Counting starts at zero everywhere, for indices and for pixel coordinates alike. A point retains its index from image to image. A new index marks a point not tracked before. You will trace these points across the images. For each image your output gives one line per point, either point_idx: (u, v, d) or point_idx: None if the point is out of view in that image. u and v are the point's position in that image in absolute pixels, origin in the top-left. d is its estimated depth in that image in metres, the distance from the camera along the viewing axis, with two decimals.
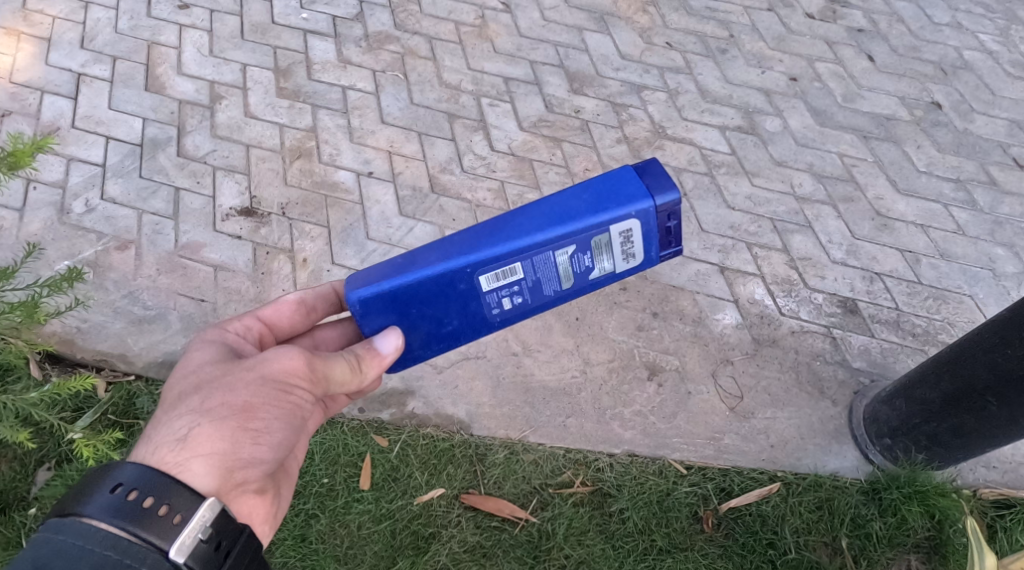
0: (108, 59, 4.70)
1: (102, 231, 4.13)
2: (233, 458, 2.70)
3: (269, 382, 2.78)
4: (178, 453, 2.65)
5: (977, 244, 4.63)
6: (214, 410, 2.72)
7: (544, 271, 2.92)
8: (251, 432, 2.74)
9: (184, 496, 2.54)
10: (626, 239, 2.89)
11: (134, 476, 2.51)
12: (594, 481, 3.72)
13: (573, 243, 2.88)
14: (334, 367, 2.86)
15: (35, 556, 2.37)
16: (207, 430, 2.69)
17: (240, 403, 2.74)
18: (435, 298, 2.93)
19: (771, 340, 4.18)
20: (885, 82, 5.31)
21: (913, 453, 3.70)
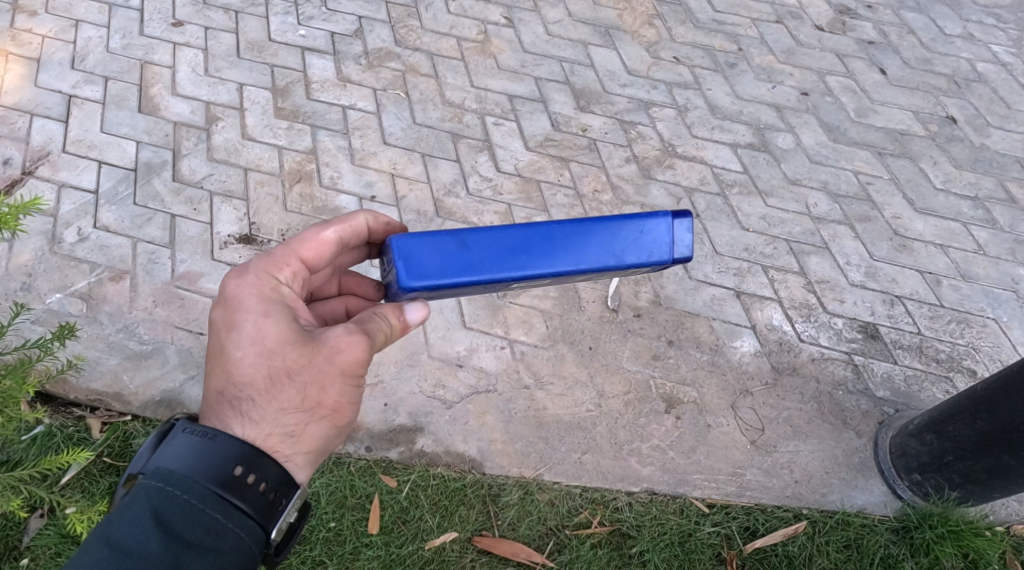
0: (100, 79, 4.52)
1: (96, 261, 3.95)
2: (321, 451, 2.72)
3: (352, 378, 2.67)
4: (281, 451, 2.62)
5: (999, 265, 4.49)
6: (309, 408, 2.65)
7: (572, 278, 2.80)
8: (337, 425, 2.72)
9: (288, 486, 2.58)
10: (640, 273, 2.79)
11: (246, 455, 2.52)
12: (613, 522, 3.59)
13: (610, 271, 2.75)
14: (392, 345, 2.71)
15: (153, 506, 2.37)
16: (304, 429, 2.65)
17: (331, 401, 2.67)
18: (469, 290, 2.75)
19: (791, 368, 4.02)
20: (898, 95, 5.15)
21: (946, 490, 3.62)
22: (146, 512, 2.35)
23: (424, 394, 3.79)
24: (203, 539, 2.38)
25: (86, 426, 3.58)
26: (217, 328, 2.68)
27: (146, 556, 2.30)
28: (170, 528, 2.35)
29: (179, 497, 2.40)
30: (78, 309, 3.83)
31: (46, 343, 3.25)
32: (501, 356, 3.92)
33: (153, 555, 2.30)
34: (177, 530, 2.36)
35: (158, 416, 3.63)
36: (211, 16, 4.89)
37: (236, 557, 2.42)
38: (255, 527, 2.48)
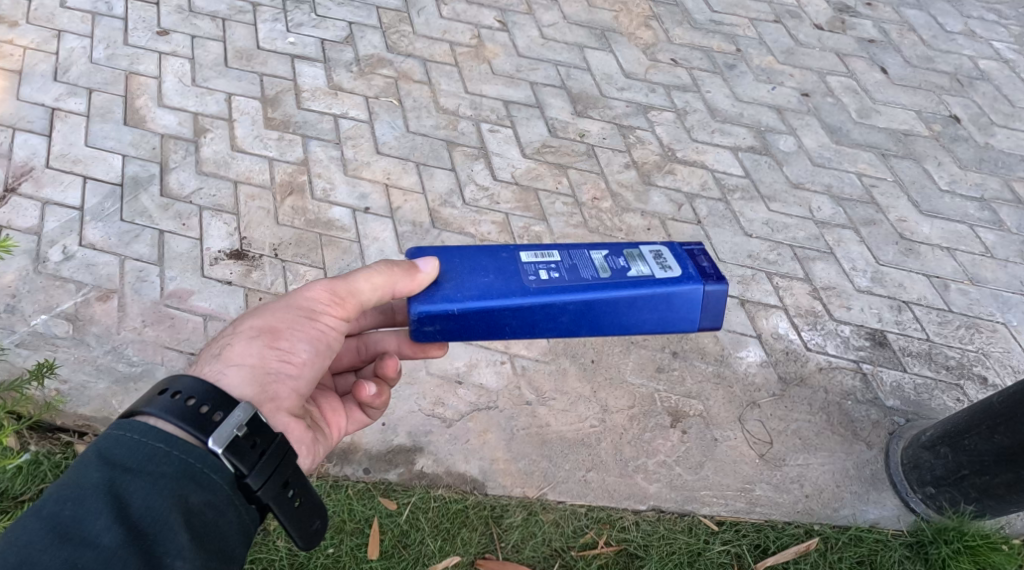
0: (84, 91, 4.40)
1: (82, 281, 3.84)
2: (265, 375, 2.52)
3: (293, 307, 2.61)
4: (211, 365, 2.49)
5: (1008, 267, 4.35)
6: (247, 331, 2.57)
7: (584, 262, 2.70)
8: (280, 350, 2.56)
9: (221, 398, 2.32)
10: (658, 256, 2.72)
11: (187, 385, 2.31)
12: (619, 541, 3.49)
13: (612, 249, 2.74)
14: (349, 282, 2.63)
15: (95, 443, 2.20)
16: (240, 347, 2.53)
17: (270, 324, 2.58)
18: (477, 258, 2.71)
19: (799, 378, 3.92)
20: (900, 95, 5.04)
21: (961, 504, 3.52)
22: (88, 448, 2.19)
23: (423, 413, 3.69)
24: (142, 465, 2.17)
25: (74, 452, 3.46)
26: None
27: (83, 484, 2.12)
28: (109, 459, 2.17)
29: (118, 432, 2.21)
30: (64, 331, 3.72)
31: (24, 380, 3.18)
32: (502, 371, 3.82)
33: (91, 483, 2.12)
34: (118, 459, 2.17)
35: None
36: (197, 25, 4.79)
37: (182, 481, 2.18)
38: (205, 451, 2.23)
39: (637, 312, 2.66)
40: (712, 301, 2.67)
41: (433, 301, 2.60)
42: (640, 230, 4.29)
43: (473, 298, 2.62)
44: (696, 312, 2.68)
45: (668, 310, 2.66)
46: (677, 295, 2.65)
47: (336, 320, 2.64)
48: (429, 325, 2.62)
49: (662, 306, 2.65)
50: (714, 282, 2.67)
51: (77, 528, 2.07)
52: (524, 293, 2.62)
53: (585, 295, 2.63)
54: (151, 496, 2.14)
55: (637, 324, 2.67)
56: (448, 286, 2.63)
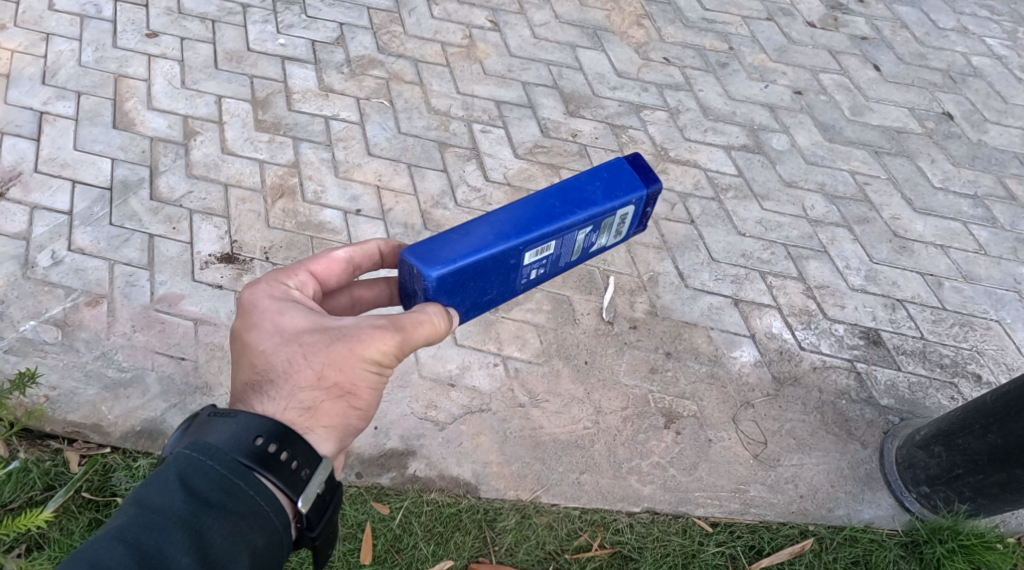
0: (73, 95, 4.38)
1: (71, 286, 3.82)
2: (343, 430, 2.58)
3: (368, 363, 2.52)
4: (298, 424, 2.50)
5: (1001, 265, 4.34)
6: (326, 385, 2.51)
7: (569, 247, 2.78)
8: (358, 408, 2.57)
9: (303, 451, 2.43)
10: (623, 219, 2.83)
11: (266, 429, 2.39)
12: (613, 544, 3.48)
13: (596, 222, 2.77)
14: (411, 330, 2.53)
15: (178, 470, 2.27)
16: (323, 405, 2.52)
17: (349, 384, 2.52)
18: (488, 277, 2.68)
19: (793, 378, 3.90)
20: (893, 92, 5.03)
21: (956, 503, 3.52)
22: (171, 475, 2.26)
23: (416, 416, 3.67)
24: (226, 506, 2.27)
25: (64, 459, 3.44)
26: (234, 328, 2.61)
27: (167, 514, 2.21)
28: (195, 492, 2.25)
29: (203, 464, 2.29)
30: (53, 337, 3.70)
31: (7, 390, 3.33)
32: (495, 374, 3.81)
33: (178, 514, 2.21)
34: (202, 494, 2.26)
35: (138, 447, 3.50)
36: (187, 26, 4.76)
37: (257, 525, 2.29)
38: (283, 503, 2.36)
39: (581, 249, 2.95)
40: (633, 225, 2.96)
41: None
42: None
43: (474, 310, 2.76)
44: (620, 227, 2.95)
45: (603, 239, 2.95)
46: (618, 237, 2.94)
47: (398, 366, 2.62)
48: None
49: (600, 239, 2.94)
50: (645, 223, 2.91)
51: (164, 560, 2.16)
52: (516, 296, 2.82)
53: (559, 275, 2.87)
54: (232, 535, 2.24)
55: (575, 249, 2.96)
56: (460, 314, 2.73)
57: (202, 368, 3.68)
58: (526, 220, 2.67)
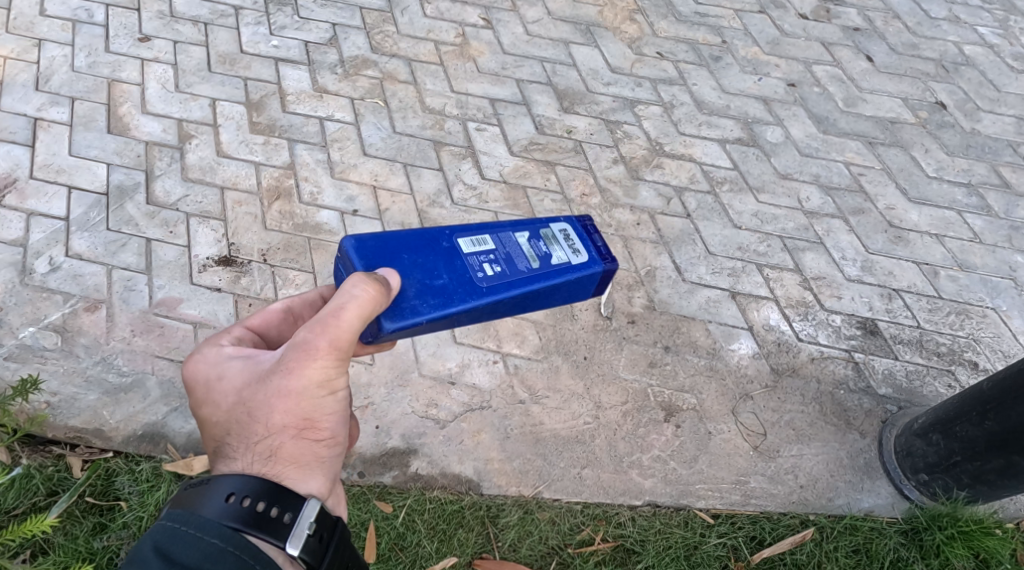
0: (66, 101, 4.38)
1: (69, 291, 3.83)
2: (321, 465, 2.60)
3: (312, 388, 2.53)
4: (270, 472, 2.52)
5: (996, 252, 4.36)
6: (281, 426, 2.54)
7: (514, 248, 2.85)
8: (321, 439, 2.59)
9: (274, 492, 2.43)
10: (570, 236, 2.93)
11: (237, 485, 2.41)
12: (615, 537, 3.50)
13: (532, 229, 2.89)
14: (342, 331, 2.50)
15: (154, 540, 2.29)
16: (287, 447, 2.55)
17: (301, 416, 2.55)
18: (423, 258, 2.73)
19: (791, 369, 3.92)
20: (886, 83, 5.04)
21: (955, 490, 3.54)
22: (147, 548, 2.28)
23: (416, 415, 3.68)
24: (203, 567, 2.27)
25: (67, 465, 3.47)
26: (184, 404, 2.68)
27: None
28: (172, 558, 2.26)
29: (175, 526, 2.32)
30: (52, 343, 3.71)
31: (8, 397, 3.34)
32: (494, 371, 3.82)
33: None
34: (176, 557, 2.27)
35: (140, 451, 3.52)
36: (179, 30, 4.76)
37: None
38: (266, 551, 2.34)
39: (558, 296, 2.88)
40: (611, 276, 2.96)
41: (401, 316, 2.63)
42: (629, 226, 4.29)
43: (428, 297, 2.68)
44: (597, 287, 2.96)
45: (579, 289, 2.92)
46: (591, 278, 2.91)
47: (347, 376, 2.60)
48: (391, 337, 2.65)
49: (577, 286, 2.90)
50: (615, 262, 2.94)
51: None
52: (480, 296, 2.72)
53: (527, 288, 2.78)
54: None
55: (558, 304, 2.89)
56: (410, 293, 2.67)
57: None
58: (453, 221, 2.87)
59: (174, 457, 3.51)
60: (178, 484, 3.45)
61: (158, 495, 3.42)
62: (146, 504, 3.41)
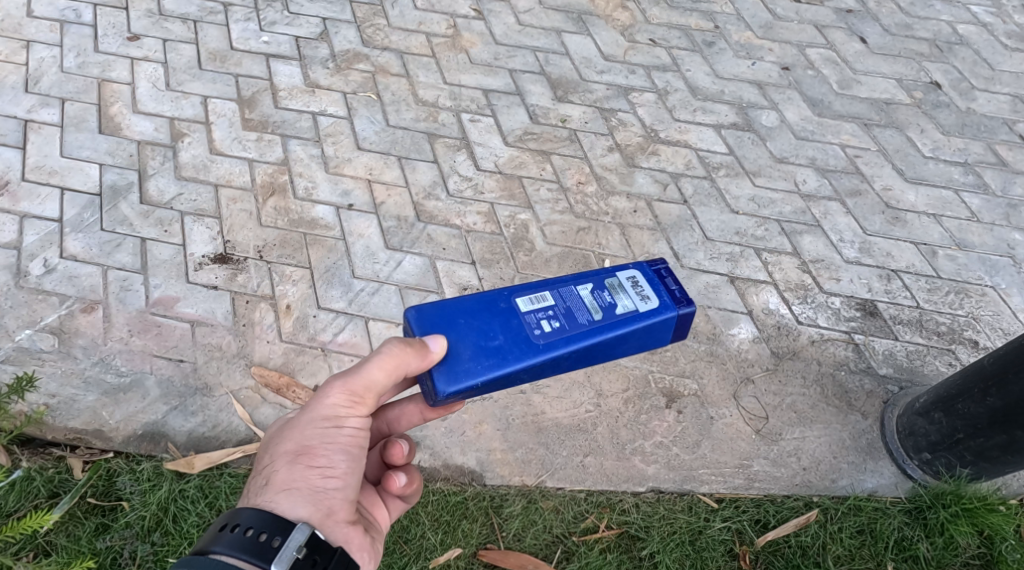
0: (56, 102, 4.36)
1: (65, 293, 3.81)
2: (315, 494, 2.59)
3: (318, 420, 2.66)
4: (262, 497, 2.57)
5: (994, 231, 4.35)
6: (281, 453, 2.64)
7: (577, 302, 2.80)
8: (318, 468, 2.62)
9: (279, 522, 2.50)
10: (636, 283, 2.85)
11: (247, 517, 2.49)
12: (620, 524, 3.51)
13: (596, 280, 2.84)
14: (361, 377, 2.66)
15: None
16: (282, 473, 2.61)
17: (301, 443, 2.64)
18: (481, 321, 2.73)
19: (791, 352, 3.91)
20: (880, 64, 5.02)
21: (958, 468, 3.54)
22: None
23: None
24: None
25: (67, 466, 3.48)
26: None
27: None
28: None
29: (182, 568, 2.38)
30: (50, 345, 3.70)
31: (4, 395, 3.34)
32: None
33: None
34: None
35: (141, 450, 3.52)
36: (168, 28, 4.74)
37: None
38: None
39: (626, 345, 2.81)
40: (687, 319, 2.85)
41: (456, 378, 2.66)
42: (626, 213, 4.27)
43: (484, 357, 2.69)
44: (675, 331, 2.86)
45: (652, 334, 2.83)
46: (664, 324, 2.82)
47: (360, 420, 2.69)
48: (453, 399, 2.69)
49: (651, 332, 2.82)
50: (689, 304, 2.84)
51: None
52: (536, 353, 2.71)
53: (586, 342, 2.74)
54: None
55: (633, 352, 2.83)
56: (465, 356, 2.69)
57: (201, 369, 3.69)
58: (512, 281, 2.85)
59: (175, 455, 3.51)
60: (179, 483, 3.45)
61: (160, 495, 3.42)
62: (149, 503, 3.41)
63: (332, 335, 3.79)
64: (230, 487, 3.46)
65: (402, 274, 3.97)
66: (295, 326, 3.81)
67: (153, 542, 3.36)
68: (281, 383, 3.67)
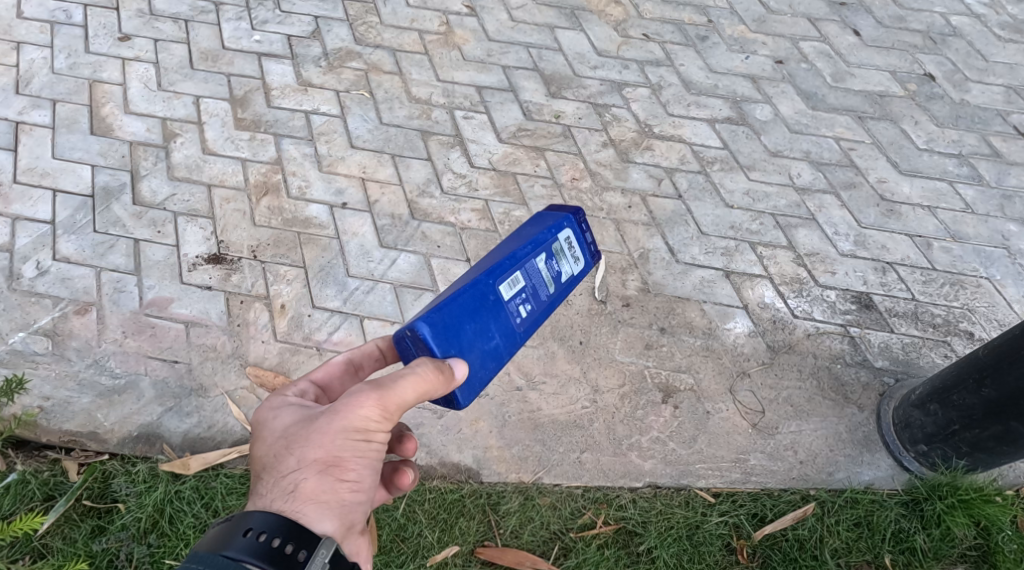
0: (48, 103, 4.35)
1: (58, 295, 3.80)
2: (341, 507, 2.61)
3: (349, 432, 2.61)
4: (288, 506, 2.56)
5: (988, 222, 4.34)
6: (309, 461, 2.60)
7: (537, 277, 3.01)
8: (346, 483, 2.62)
9: (296, 532, 2.50)
10: (569, 243, 3.11)
11: (259, 520, 2.49)
12: (617, 520, 3.51)
13: (546, 249, 3.03)
14: (396, 396, 2.60)
15: None
16: (309, 484, 2.59)
17: (330, 455, 2.61)
18: (480, 320, 2.83)
19: (787, 346, 3.90)
20: (874, 56, 5.01)
21: (954, 459, 3.54)
22: None
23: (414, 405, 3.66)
24: None
25: (62, 469, 3.47)
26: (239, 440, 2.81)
27: None
28: None
29: None
30: (44, 347, 3.69)
31: None
32: None
33: None
34: None
35: (136, 452, 3.52)
36: (160, 28, 4.73)
37: None
38: None
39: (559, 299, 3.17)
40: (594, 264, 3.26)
41: (474, 387, 2.80)
42: (620, 208, 4.26)
43: (487, 356, 2.84)
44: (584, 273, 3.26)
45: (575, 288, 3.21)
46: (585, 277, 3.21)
47: (388, 432, 2.66)
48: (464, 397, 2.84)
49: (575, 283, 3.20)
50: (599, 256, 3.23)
51: None
52: (521, 338, 2.94)
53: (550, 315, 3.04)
54: None
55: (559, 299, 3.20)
56: (477, 363, 2.81)
57: (196, 370, 3.69)
58: (489, 265, 2.90)
59: (171, 457, 3.51)
60: (175, 484, 3.44)
61: (156, 496, 3.41)
62: (144, 505, 3.41)
63: (327, 334, 3.79)
64: (226, 487, 3.45)
65: (396, 272, 3.96)
66: (289, 326, 3.80)
67: (149, 543, 3.36)
68: (276, 383, 3.67)
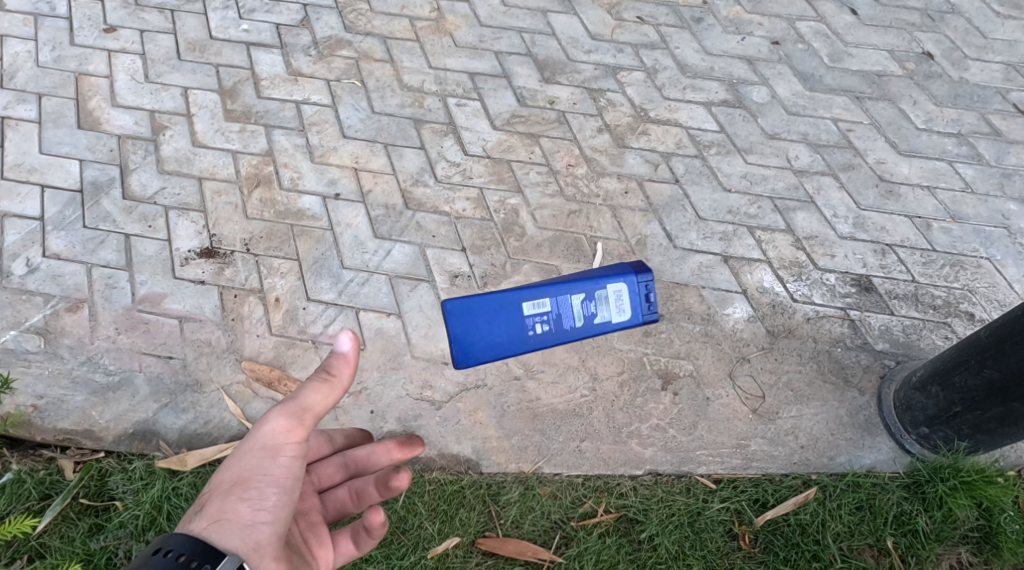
0: (34, 97, 4.30)
1: (49, 292, 3.76)
2: (245, 529, 2.69)
3: (256, 450, 2.75)
4: (195, 525, 2.70)
5: (988, 202, 4.30)
6: (220, 486, 2.76)
7: (567, 308, 3.19)
8: (249, 500, 2.72)
9: (205, 549, 2.61)
10: (617, 294, 3.21)
11: (178, 542, 2.62)
12: (618, 508, 3.49)
13: (585, 289, 3.20)
14: (299, 402, 2.75)
15: None
16: (215, 505, 2.72)
17: (237, 475, 2.75)
18: (493, 316, 3.16)
19: (787, 331, 3.86)
20: (872, 35, 4.92)
21: (956, 441, 3.51)
22: None
23: (412, 397, 3.64)
24: None
25: (58, 467, 3.45)
26: None
27: None
28: None
29: None
30: (36, 346, 3.66)
31: None
32: None
33: None
34: None
35: (133, 449, 3.50)
36: (145, 18, 4.65)
37: None
38: None
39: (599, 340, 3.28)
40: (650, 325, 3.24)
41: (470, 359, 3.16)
42: (617, 194, 4.22)
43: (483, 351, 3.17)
44: (636, 309, 3.23)
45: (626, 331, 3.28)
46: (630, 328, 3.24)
47: (298, 449, 2.78)
48: None
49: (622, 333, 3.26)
50: (652, 315, 3.23)
51: None
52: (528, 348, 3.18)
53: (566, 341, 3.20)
54: None
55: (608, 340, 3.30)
56: (475, 345, 3.16)
57: (191, 366, 3.65)
58: (530, 287, 3.19)
59: (168, 453, 3.49)
60: (172, 481, 3.43)
61: (153, 493, 3.39)
62: (141, 502, 3.39)
63: (323, 327, 3.76)
64: None
65: (392, 263, 3.92)
66: (284, 319, 3.76)
67: (148, 541, 3.34)
68: (273, 377, 3.64)
